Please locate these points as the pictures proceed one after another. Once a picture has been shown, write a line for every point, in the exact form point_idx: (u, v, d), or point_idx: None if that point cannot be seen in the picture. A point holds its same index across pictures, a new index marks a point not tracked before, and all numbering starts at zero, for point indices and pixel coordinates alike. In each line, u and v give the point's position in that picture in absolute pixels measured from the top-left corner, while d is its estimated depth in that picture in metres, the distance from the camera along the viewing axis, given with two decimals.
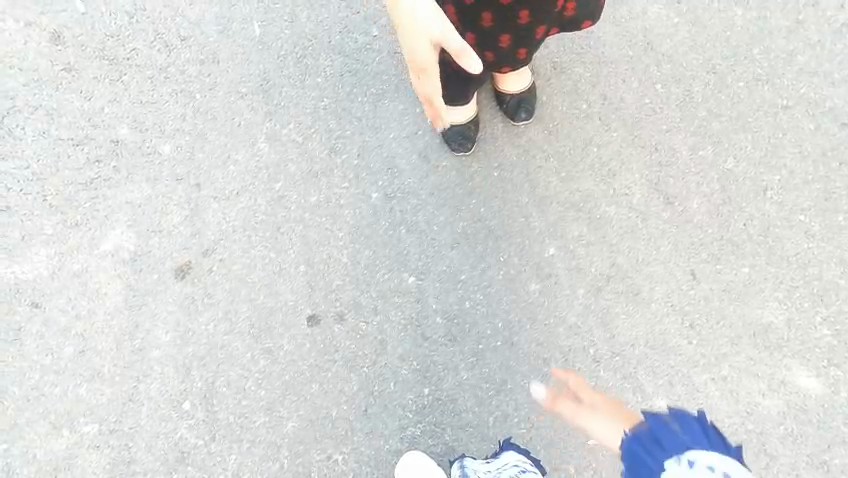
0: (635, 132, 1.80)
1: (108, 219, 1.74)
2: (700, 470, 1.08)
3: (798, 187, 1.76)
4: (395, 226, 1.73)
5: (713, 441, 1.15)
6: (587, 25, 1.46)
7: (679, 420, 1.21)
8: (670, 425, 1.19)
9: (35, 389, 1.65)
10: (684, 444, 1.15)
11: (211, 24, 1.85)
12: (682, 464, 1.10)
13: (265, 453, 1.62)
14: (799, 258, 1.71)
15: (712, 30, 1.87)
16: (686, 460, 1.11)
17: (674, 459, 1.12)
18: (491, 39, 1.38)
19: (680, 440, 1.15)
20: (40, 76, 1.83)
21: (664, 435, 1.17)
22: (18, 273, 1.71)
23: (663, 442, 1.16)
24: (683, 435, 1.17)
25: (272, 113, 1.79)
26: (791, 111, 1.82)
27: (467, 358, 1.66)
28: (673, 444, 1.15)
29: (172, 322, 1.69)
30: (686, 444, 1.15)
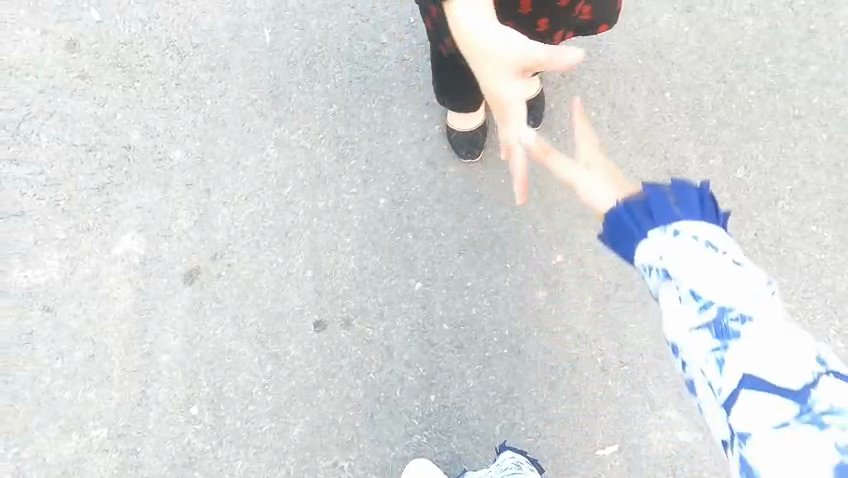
0: (644, 140, 1.80)
1: (119, 224, 1.74)
2: (683, 236, 0.94)
3: (810, 197, 1.77)
4: (402, 232, 1.73)
5: (702, 202, 0.99)
6: (604, 30, 1.46)
7: (675, 188, 1.00)
8: (666, 193, 1.00)
9: (46, 392, 1.66)
10: (676, 208, 0.98)
11: (222, 30, 1.83)
12: (667, 232, 0.96)
13: (271, 459, 1.64)
14: (811, 269, 1.72)
15: (723, 39, 1.86)
16: (671, 229, 0.96)
17: (657, 229, 0.98)
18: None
19: (669, 205, 0.99)
20: (55, 83, 1.82)
21: (654, 200, 1.00)
22: (32, 277, 1.72)
23: (648, 205, 1.00)
24: (682, 211, 0.98)
25: (282, 119, 1.79)
26: (803, 121, 1.82)
27: (473, 365, 1.68)
28: (660, 205, 0.99)
29: (180, 327, 1.69)
30: (678, 215, 0.97)
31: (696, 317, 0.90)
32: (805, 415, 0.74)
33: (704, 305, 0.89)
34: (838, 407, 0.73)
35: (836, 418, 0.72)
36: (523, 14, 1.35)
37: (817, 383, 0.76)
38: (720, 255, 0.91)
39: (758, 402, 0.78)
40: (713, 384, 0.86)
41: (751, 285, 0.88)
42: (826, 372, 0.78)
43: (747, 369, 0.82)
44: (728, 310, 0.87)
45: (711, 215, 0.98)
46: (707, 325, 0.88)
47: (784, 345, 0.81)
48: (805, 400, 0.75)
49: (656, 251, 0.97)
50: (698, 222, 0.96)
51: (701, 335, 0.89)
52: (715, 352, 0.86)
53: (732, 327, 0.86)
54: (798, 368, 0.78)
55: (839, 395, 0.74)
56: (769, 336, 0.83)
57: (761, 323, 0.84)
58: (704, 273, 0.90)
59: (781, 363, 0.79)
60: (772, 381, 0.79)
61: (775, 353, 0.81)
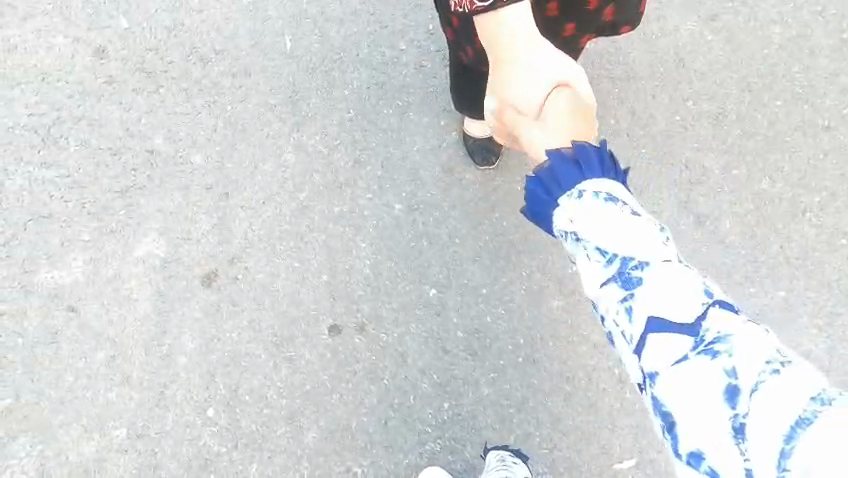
0: (664, 148, 1.77)
1: (141, 227, 1.76)
2: (585, 196, 0.97)
3: (839, 210, 1.75)
4: (417, 239, 1.73)
5: (601, 161, 1.00)
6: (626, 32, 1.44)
7: (575, 149, 0.99)
8: (567, 157, 0.99)
9: (68, 392, 1.69)
10: (574, 167, 0.99)
11: (244, 37, 1.84)
12: (572, 196, 0.99)
13: (286, 463, 1.65)
14: (841, 284, 1.72)
15: (748, 48, 1.82)
16: (576, 192, 0.98)
17: (564, 195, 1.00)
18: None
19: (573, 169, 0.99)
20: (85, 89, 1.82)
21: (560, 169, 0.99)
22: (57, 277, 1.73)
23: (555, 175, 1.00)
24: (584, 171, 0.99)
25: (300, 124, 1.80)
26: (833, 132, 1.79)
27: (487, 373, 1.68)
28: (568, 176, 0.99)
29: (198, 329, 1.71)
30: (581, 175, 0.99)
31: (603, 272, 0.93)
32: (699, 347, 0.80)
33: (609, 260, 0.93)
34: (723, 333, 0.79)
35: (723, 344, 0.78)
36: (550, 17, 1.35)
37: (706, 315, 0.82)
38: (617, 206, 0.95)
39: (660, 345, 0.83)
40: (623, 331, 0.90)
41: (642, 231, 0.91)
42: (711, 301, 0.84)
43: (650, 312, 0.86)
44: (628, 259, 0.91)
45: (609, 171, 1.00)
46: (613, 278, 0.92)
47: (673, 281, 0.86)
48: (697, 333, 0.81)
49: (568, 216, 0.99)
50: (598, 177, 0.99)
51: (610, 289, 0.92)
52: (622, 303, 0.90)
53: (634, 275, 0.90)
54: (688, 301, 0.84)
55: (725, 322, 0.81)
56: (662, 278, 0.87)
57: (656, 265, 0.89)
58: (607, 229, 0.93)
59: (674, 302, 0.85)
60: (670, 321, 0.84)
61: (668, 292, 0.86)
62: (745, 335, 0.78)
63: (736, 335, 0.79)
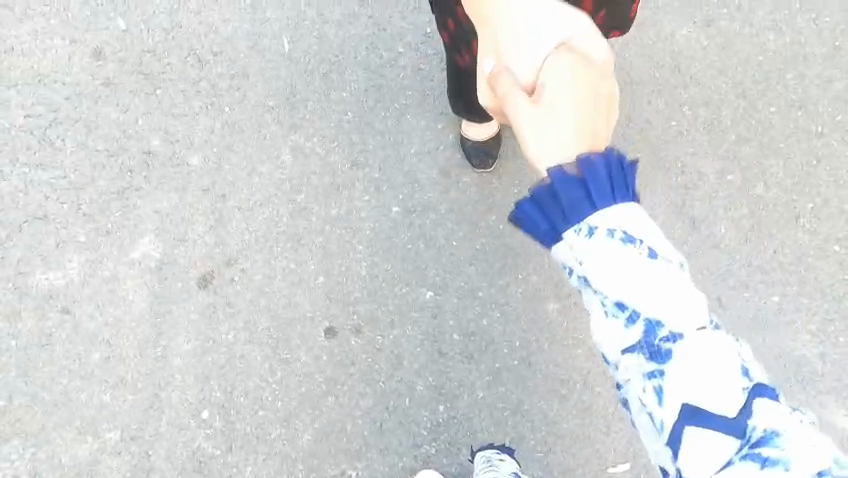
0: (660, 153, 1.78)
1: (137, 228, 1.76)
2: (598, 234, 0.88)
3: (832, 215, 1.77)
4: (414, 241, 1.74)
5: (608, 171, 0.90)
6: (619, 34, 1.46)
7: (578, 165, 0.91)
8: (571, 175, 0.91)
9: (62, 393, 1.68)
10: (583, 185, 0.90)
11: (241, 39, 1.84)
12: (579, 231, 0.90)
13: (280, 465, 1.65)
14: (833, 288, 1.74)
15: (743, 54, 1.84)
16: (586, 228, 0.89)
17: (572, 229, 0.91)
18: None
19: (581, 194, 0.90)
20: (82, 90, 1.82)
21: (564, 192, 0.91)
22: (52, 278, 1.73)
23: (561, 202, 0.91)
24: (595, 198, 0.90)
25: (298, 126, 1.80)
26: (826, 138, 1.81)
27: (483, 376, 1.68)
28: (572, 197, 0.90)
29: (194, 331, 1.71)
30: (591, 204, 0.90)
31: (625, 334, 0.88)
32: (745, 448, 0.78)
33: (631, 322, 0.87)
34: (773, 432, 0.77)
35: (774, 449, 0.76)
36: None
37: (752, 408, 0.79)
38: (638, 250, 0.86)
39: (701, 439, 0.80)
40: (650, 411, 0.85)
41: (667, 282, 0.85)
42: (751, 388, 0.81)
43: (686, 399, 0.82)
44: (657, 327, 0.85)
45: (623, 189, 0.90)
46: (637, 346, 0.87)
47: (711, 361, 0.82)
48: (744, 431, 0.78)
49: (574, 256, 0.92)
50: (610, 204, 0.90)
51: (631, 358, 0.87)
52: (652, 380, 0.85)
53: (665, 348, 0.85)
54: (730, 391, 0.80)
55: (774, 418, 0.78)
56: (701, 358, 0.82)
57: (691, 338, 0.84)
58: (635, 287, 0.86)
59: (716, 390, 0.80)
60: (711, 412, 0.80)
61: (709, 377, 0.81)
62: (794, 434, 0.77)
63: (786, 436, 0.77)
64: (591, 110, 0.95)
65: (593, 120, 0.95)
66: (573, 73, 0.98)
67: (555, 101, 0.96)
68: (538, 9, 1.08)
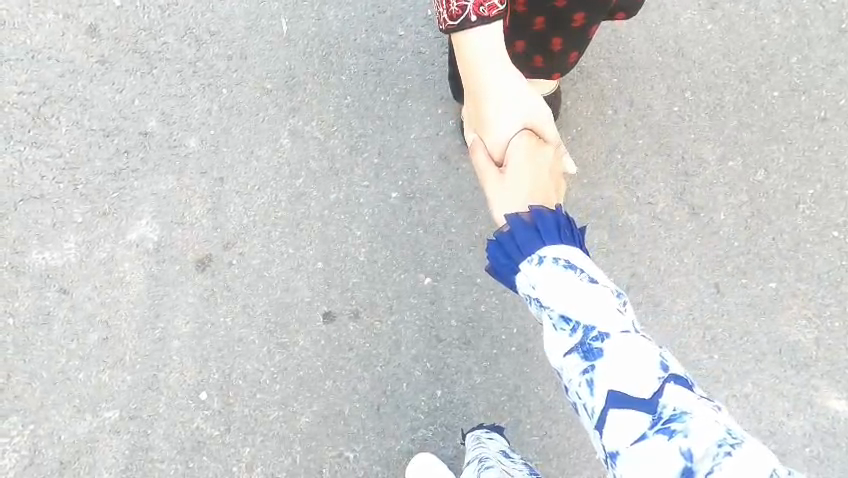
0: (661, 140, 1.78)
1: (134, 209, 1.75)
2: (546, 262, 1.01)
3: (832, 202, 1.75)
4: (412, 227, 1.73)
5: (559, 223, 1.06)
6: (623, 16, 1.42)
7: (532, 214, 1.05)
8: (526, 220, 1.05)
9: (60, 373, 1.68)
10: (535, 231, 1.04)
11: (239, 18, 1.82)
12: (532, 261, 1.03)
13: (278, 447, 1.66)
14: (831, 275, 1.72)
15: (748, 39, 1.82)
16: (536, 257, 1.02)
17: (526, 260, 1.03)
18: (542, 41, 1.44)
19: (533, 235, 1.03)
20: (76, 67, 1.80)
21: (518, 231, 1.04)
22: (49, 258, 1.72)
23: (515, 239, 1.04)
24: (543, 236, 1.03)
25: (296, 109, 1.78)
26: (829, 124, 1.79)
27: (480, 362, 1.69)
28: (526, 236, 1.03)
29: (191, 313, 1.71)
30: (541, 240, 1.03)
31: (568, 342, 0.95)
32: (658, 424, 0.81)
33: (574, 330, 0.94)
34: (681, 410, 0.80)
35: (680, 423, 0.79)
36: (522, 12, 1.36)
37: (663, 390, 0.83)
38: (577, 272, 0.99)
39: (623, 419, 0.83)
40: (585, 404, 0.90)
41: (602, 300, 0.95)
42: (667, 376, 0.85)
43: (611, 386, 0.87)
44: (590, 329, 0.92)
45: (568, 235, 1.05)
46: (576, 348, 0.93)
47: (630, 352, 0.88)
48: (655, 409, 0.82)
49: (529, 282, 1.02)
50: (557, 242, 1.03)
51: (572, 360, 0.93)
52: (585, 374, 0.90)
53: (596, 346, 0.91)
54: (648, 378, 0.85)
55: (683, 398, 0.81)
56: (623, 350, 0.89)
57: (618, 337, 0.90)
58: (574, 295, 0.95)
59: (636, 376, 0.86)
60: (631, 396, 0.84)
61: (630, 368, 0.86)
62: (701, 412, 0.80)
63: (692, 412, 0.80)
64: (539, 187, 1.14)
65: (543, 189, 1.14)
66: (531, 157, 1.14)
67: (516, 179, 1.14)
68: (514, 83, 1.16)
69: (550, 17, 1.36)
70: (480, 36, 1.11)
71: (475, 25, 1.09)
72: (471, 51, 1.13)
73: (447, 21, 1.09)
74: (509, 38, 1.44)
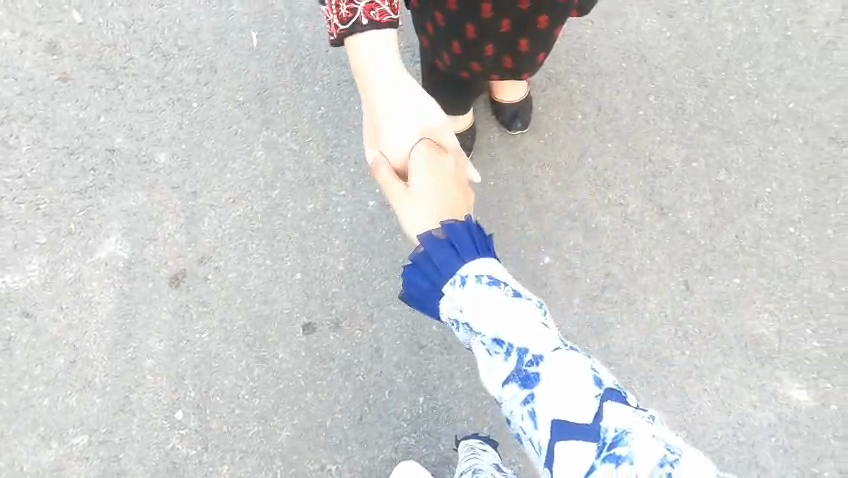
0: (629, 143, 1.84)
1: (102, 227, 1.71)
2: (469, 282, 0.94)
3: (788, 199, 1.82)
4: (391, 235, 1.74)
5: (471, 234, 0.94)
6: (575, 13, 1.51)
7: (444, 229, 0.93)
8: (440, 239, 0.93)
9: (24, 400, 1.62)
10: (451, 247, 0.93)
11: (209, 33, 1.83)
12: (455, 283, 0.95)
13: (258, 463, 1.62)
14: (789, 270, 1.78)
15: (704, 45, 1.91)
16: (458, 278, 0.94)
17: (448, 282, 0.95)
18: (510, 43, 1.46)
19: (448, 252, 0.93)
20: (36, 85, 1.78)
21: (434, 252, 0.93)
22: (10, 282, 1.68)
23: (432, 260, 0.95)
24: (460, 254, 0.94)
25: (269, 121, 1.79)
26: (781, 125, 1.87)
27: (462, 367, 1.69)
28: (442, 255, 0.93)
29: (166, 331, 1.67)
30: (459, 258, 0.94)
31: (503, 369, 0.91)
32: (603, 451, 0.78)
33: (508, 354, 0.90)
34: (621, 430, 0.78)
35: (624, 446, 0.76)
36: (486, 18, 1.37)
37: (602, 411, 0.81)
38: (502, 290, 0.92)
39: (566, 450, 0.79)
40: (530, 436, 0.87)
41: (530, 317, 0.90)
42: (603, 394, 0.83)
43: (553, 414, 0.83)
44: (523, 354, 0.89)
45: (485, 247, 0.96)
46: (512, 376, 0.89)
47: (563, 373, 0.85)
48: (598, 435, 0.79)
49: (453, 305, 0.95)
50: (475, 256, 0.94)
51: (509, 390, 0.89)
52: (526, 405, 0.87)
53: (532, 371, 0.88)
54: (586, 402, 0.82)
55: (624, 418, 0.79)
56: (557, 371, 0.86)
57: (551, 359, 0.87)
58: (501, 319, 0.90)
59: (573, 400, 0.83)
60: (573, 424, 0.81)
61: (567, 391, 0.84)
62: (641, 430, 0.78)
63: (632, 431, 0.77)
64: (451, 204, 0.95)
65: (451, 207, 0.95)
66: (435, 167, 0.93)
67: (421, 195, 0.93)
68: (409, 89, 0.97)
69: (514, 19, 1.38)
70: (369, 40, 0.96)
71: (367, 31, 0.95)
72: (359, 56, 0.96)
73: (337, 27, 0.95)
74: (478, 43, 1.45)
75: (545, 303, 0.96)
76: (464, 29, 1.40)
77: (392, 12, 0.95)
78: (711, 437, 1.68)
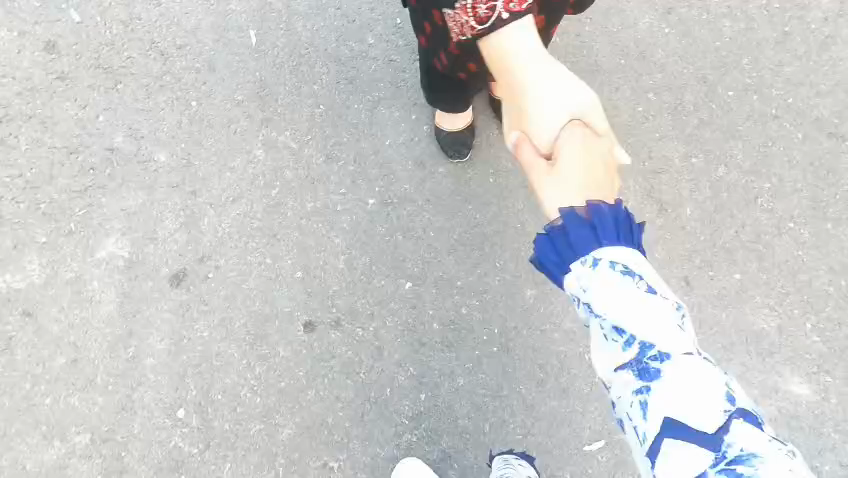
0: (627, 139, 1.85)
1: (102, 226, 1.72)
2: (601, 265, 0.83)
3: (787, 194, 1.82)
4: (392, 232, 1.75)
5: (617, 220, 0.85)
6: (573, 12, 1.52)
7: (588, 207, 0.85)
8: (581, 217, 0.85)
9: (26, 399, 1.62)
10: (590, 227, 0.84)
11: (207, 33, 1.84)
12: (585, 262, 0.85)
13: (260, 461, 1.62)
14: (789, 264, 1.78)
15: (702, 42, 1.91)
16: (591, 259, 0.84)
17: (578, 260, 0.86)
18: None
19: (587, 232, 0.84)
20: (35, 85, 1.78)
21: (572, 227, 0.85)
22: (11, 281, 1.68)
23: (567, 236, 0.86)
24: (601, 235, 0.84)
25: (269, 119, 1.79)
26: (780, 121, 1.87)
27: (463, 364, 1.69)
28: (579, 233, 0.84)
29: (167, 330, 1.68)
30: (596, 240, 0.84)
31: (621, 357, 0.81)
32: (721, 464, 0.67)
33: (628, 343, 0.80)
34: (749, 452, 0.66)
35: (749, 467, 0.65)
36: None
37: (731, 429, 0.69)
38: (637, 280, 0.81)
39: (674, 452, 0.70)
40: (636, 428, 0.77)
41: (659, 310, 0.79)
42: (734, 410, 0.70)
43: (668, 413, 0.73)
44: (647, 347, 0.78)
45: (626, 235, 0.86)
46: (629, 364, 0.80)
47: (691, 376, 0.74)
48: (719, 445, 0.68)
49: (575, 280, 0.86)
50: (615, 243, 0.84)
51: (623, 376, 0.80)
52: (638, 395, 0.77)
53: (653, 366, 0.77)
54: (712, 411, 0.71)
55: (758, 443, 0.67)
56: (686, 374, 0.74)
57: (680, 359, 0.76)
58: (620, 303, 0.80)
59: (696, 405, 0.72)
60: (690, 428, 0.71)
61: (691, 394, 0.72)
62: (776, 458, 0.65)
63: (765, 457, 0.65)
64: (597, 188, 0.88)
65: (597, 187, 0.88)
66: (587, 149, 0.88)
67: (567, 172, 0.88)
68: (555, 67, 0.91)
69: None
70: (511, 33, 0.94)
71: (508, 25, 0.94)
72: (506, 47, 0.94)
73: (474, 27, 0.97)
74: None
75: (686, 305, 0.84)
76: None
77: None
78: None
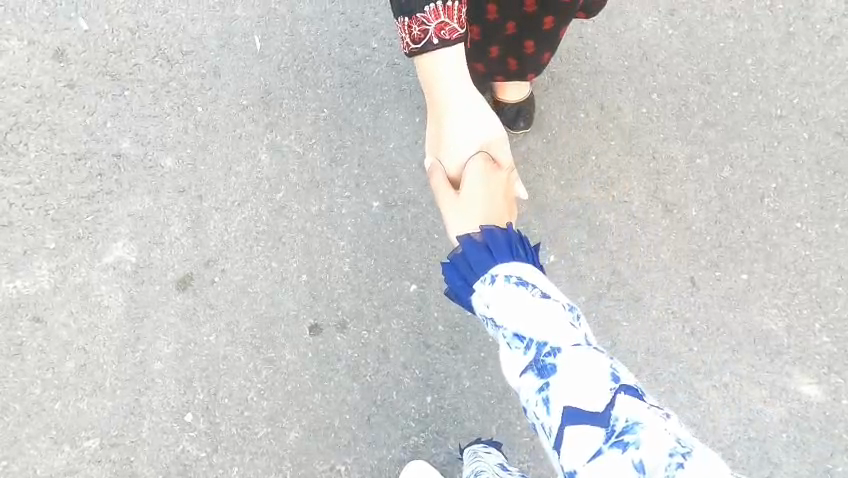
0: (631, 141, 1.85)
1: (109, 232, 1.73)
2: (498, 280, 1.00)
3: (794, 195, 1.81)
4: (396, 235, 1.75)
5: (509, 241, 1.04)
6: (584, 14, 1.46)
7: (483, 233, 1.04)
8: (477, 241, 1.04)
9: (36, 404, 1.64)
10: (486, 250, 1.03)
11: (212, 38, 1.85)
12: (485, 281, 1.02)
13: (268, 464, 1.63)
14: (797, 265, 1.77)
15: (706, 42, 1.91)
16: (489, 276, 1.02)
17: (479, 280, 1.03)
18: (514, 44, 1.49)
19: (484, 253, 1.03)
20: (44, 92, 1.80)
21: (469, 251, 1.03)
22: (20, 287, 1.69)
23: (467, 259, 1.05)
24: (494, 255, 1.02)
25: (273, 124, 1.80)
26: (786, 120, 1.86)
27: (469, 366, 1.69)
28: (478, 257, 1.03)
29: (174, 334, 1.69)
30: (493, 260, 1.02)
31: (523, 360, 0.94)
32: (611, 438, 0.79)
33: (528, 347, 0.94)
34: (632, 422, 0.79)
35: (632, 434, 0.78)
36: (491, 19, 1.40)
37: (614, 402, 0.82)
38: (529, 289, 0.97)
39: (575, 435, 0.81)
40: (543, 424, 0.88)
41: (553, 312, 0.93)
42: (618, 387, 0.84)
43: (565, 401, 0.85)
44: (543, 346, 0.92)
45: (518, 252, 1.04)
46: (531, 366, 0.92)
47: (580, 365, 0.87)
48: (608, 422, 0.80)
49: (482, 300, 1.03)
50: (509, 259, 1.02)
51: (528, 378, 0.92)
52: (541, 392, 0.89)
53: (549, 362, 0.90)
54: (599, 391, 0.84)
55: (634, 409, 0.80)
56: (575, 363, 0.87)
57: (569, 350, 0.89)
58: (521, 314, 0.94)
59: (585, 389, 0.84)
60: (583, 411, 0.83)
61: (580, 380, 0.85)
62: (651, 422, 0.78)
63: (643, 422, 0.78)
64: (494, 209, 1.11)
65: (496, 214, 1.11)
66: (486, 179, 1.11)
67: (470, 199, 1.11)
68: (473, 109, 1.13)
69: (520, 23, 1.41)
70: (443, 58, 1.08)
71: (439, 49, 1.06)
72: (436, 72, 1.09)
73: (409, 45, 1.05)
74: (484, 44, 1.49)
75: (577, 308, 0.99)
76: (470, 30, 1.45)
77: (460, 28, 1.04)
78: (722, 434, 1.68)
